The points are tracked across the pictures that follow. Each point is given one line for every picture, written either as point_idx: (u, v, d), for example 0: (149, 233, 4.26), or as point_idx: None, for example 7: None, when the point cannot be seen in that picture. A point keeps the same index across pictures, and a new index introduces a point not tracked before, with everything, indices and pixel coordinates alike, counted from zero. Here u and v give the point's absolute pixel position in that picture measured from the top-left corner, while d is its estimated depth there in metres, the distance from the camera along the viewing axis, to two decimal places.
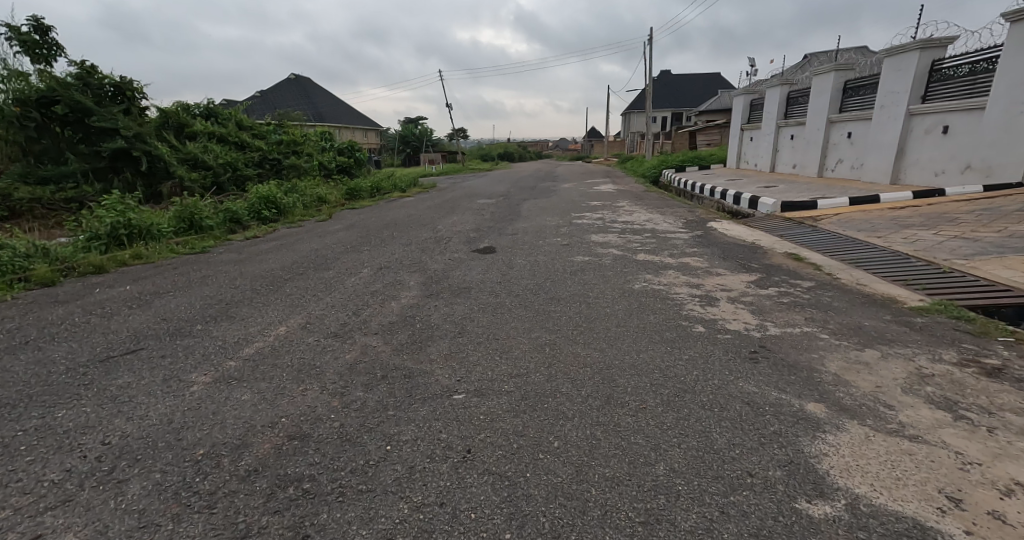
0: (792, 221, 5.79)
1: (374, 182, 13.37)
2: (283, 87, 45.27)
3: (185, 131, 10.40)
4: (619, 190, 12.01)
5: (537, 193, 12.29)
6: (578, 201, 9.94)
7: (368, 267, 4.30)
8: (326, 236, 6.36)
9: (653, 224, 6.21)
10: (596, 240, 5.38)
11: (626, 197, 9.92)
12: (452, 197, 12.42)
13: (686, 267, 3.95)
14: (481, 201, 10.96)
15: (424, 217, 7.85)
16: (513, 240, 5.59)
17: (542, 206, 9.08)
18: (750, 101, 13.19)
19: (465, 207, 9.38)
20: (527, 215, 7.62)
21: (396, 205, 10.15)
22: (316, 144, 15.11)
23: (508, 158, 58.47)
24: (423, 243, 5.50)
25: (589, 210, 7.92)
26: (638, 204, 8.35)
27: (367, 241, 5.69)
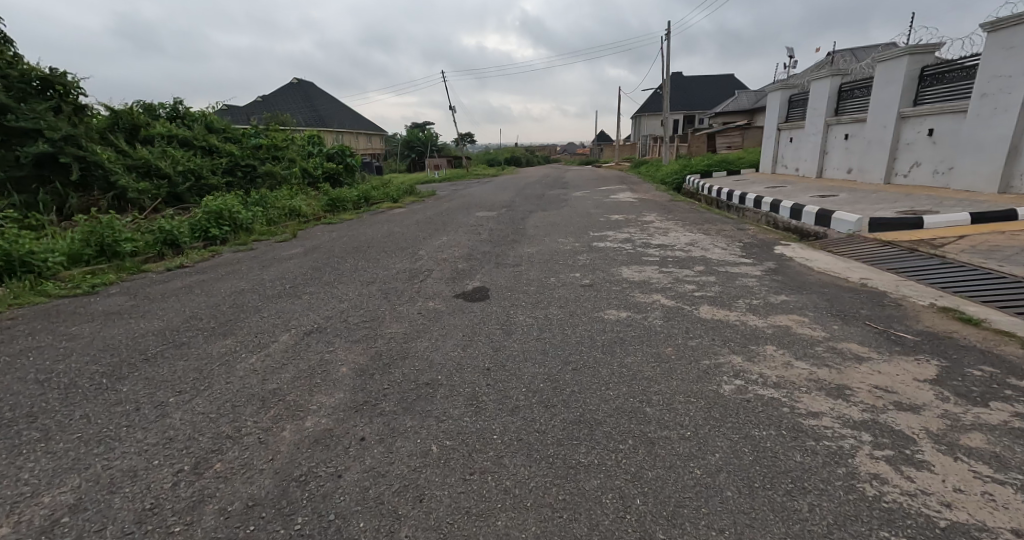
0: (894, 246, 4.29)
1: (363, 191, 12.07)
2: (285, 92, 44.38)
3: (139, 135, 9.17)
4: (640, 199, 10.51)
5: (546, 203, 10.83)
6: (594, 214, 8.47)
7: (298, 328, 2.88)
8: (274, 265, 4.96)
9: (700, 250, 4.74)
10: (629, 276, 3.94)
11: (653, 209, 8.42)
12: (450, 208, 10.98)
13: (789, 337, 2.48)
14: (481, 214, 9.55)
15: (410, 238, 6.44)
16: (516, 275, 4.16)
17: (552, 222, 7.61)
18: (788, 98, 11.69)
19: (461, 223, 7.90)
20: (536, 234, 6.17)
21: (383, 220, 8.73)
22: (301, 151, 14.10)
23: (515, 163, 57.04)
24: (396, 280, 4.08)
25: (611, 227, 6.46)
26: (669, 220, 6.86)
27: (321, 276, 4.27)
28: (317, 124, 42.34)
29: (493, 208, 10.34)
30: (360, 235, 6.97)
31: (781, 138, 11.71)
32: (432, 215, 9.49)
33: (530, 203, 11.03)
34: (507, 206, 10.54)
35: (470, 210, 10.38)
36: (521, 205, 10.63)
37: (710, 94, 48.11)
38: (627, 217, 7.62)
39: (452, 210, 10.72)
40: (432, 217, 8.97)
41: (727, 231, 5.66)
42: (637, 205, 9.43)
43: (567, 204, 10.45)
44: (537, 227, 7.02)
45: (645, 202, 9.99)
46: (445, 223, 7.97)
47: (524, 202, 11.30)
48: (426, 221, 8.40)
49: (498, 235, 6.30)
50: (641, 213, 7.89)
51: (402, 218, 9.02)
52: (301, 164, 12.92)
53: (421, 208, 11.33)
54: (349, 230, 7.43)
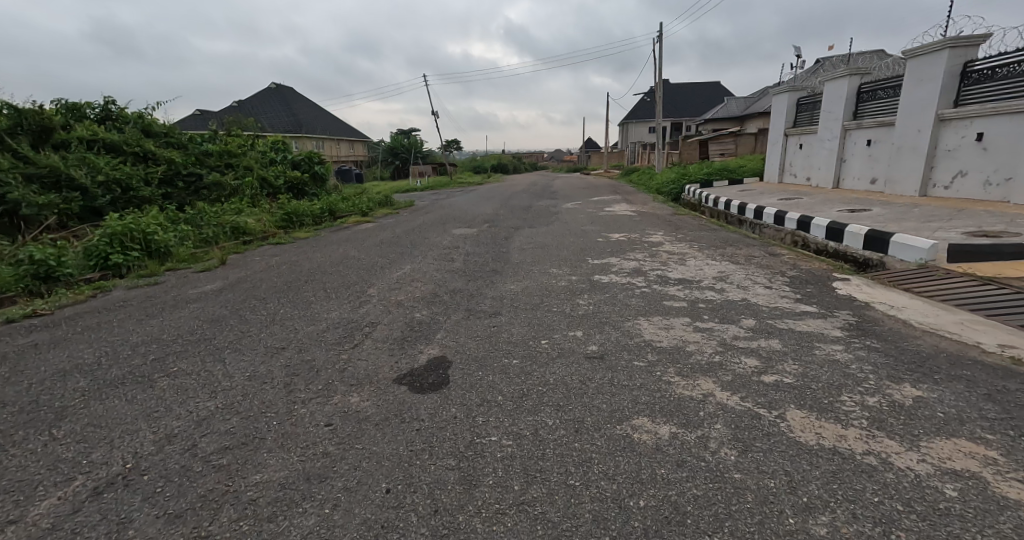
0: (1003, 287, 3.17)
1: (328, 204, 10.85)
2: (262, 97, 42.98)
3: (49, 140, 8.13)
4: (638, 214, 9.44)
5: (534, 217, 9.67)
6: (590, 232, 7.33)
7: (90, 476, 1.62)
8: (168, 310, 3.72)
9: (736, 291, 3.61)
10: (652, 340, 2.75)
11: (656, 227, 7.34)
12: (424, 223, 9.77)
13: (1000, 517, 1.30)
14: (459, 230, 8.38)
15: (365, 267, 5.22)
16: (491, 336, 2.98)
17: (540, 243, 6.44)
18: (796, 101, 10.71)
19: (434, 243, 6.71)
20: (521, 263, 5.00)
21: (342, 239, 7.50)
22: (262, 158, 12.86)
23: (502, 170, 56.01)
24: (320, 346, 2.85)
25: (613, 252, 5.34)
26: (681, 243, 5.74)
27: (216, 335, 3.06)
28: (295, 130, 40.95)
29: (473, 223, 9.14)
30: (309, 261, 5.75)
31: (789, 145, 10.72)
32: (402, 232, 8.28)
33: (516, 217, 9.87)
34: (490, 221, 9.37)
35: (448, 225, 9.19)
36: (507, 220, 9.47)
37: (697, 101, 47.68)
38: (628, 238, 6.50)
39: (426, 224, 9.51)
40: (401, 235, 7.76)
41: (760, 261, 4.54)
42: (636, 221, 8.34)
43: (558, 219, 9.31)
44: (522, 251, 5.82)
45: (644, 217, 8.90)
46: (413, 243, 6.78)
47: (510, 216, 10.16)
48: (393, 240, 7.18)
49: (474, 264, 5.12)
50: (645, 234, 6.76)
51: (366, 236, 7.78)
52: (258, 172, 11.68)
53: (391, 222, 10.09)
54: (297, 255, 6.20)
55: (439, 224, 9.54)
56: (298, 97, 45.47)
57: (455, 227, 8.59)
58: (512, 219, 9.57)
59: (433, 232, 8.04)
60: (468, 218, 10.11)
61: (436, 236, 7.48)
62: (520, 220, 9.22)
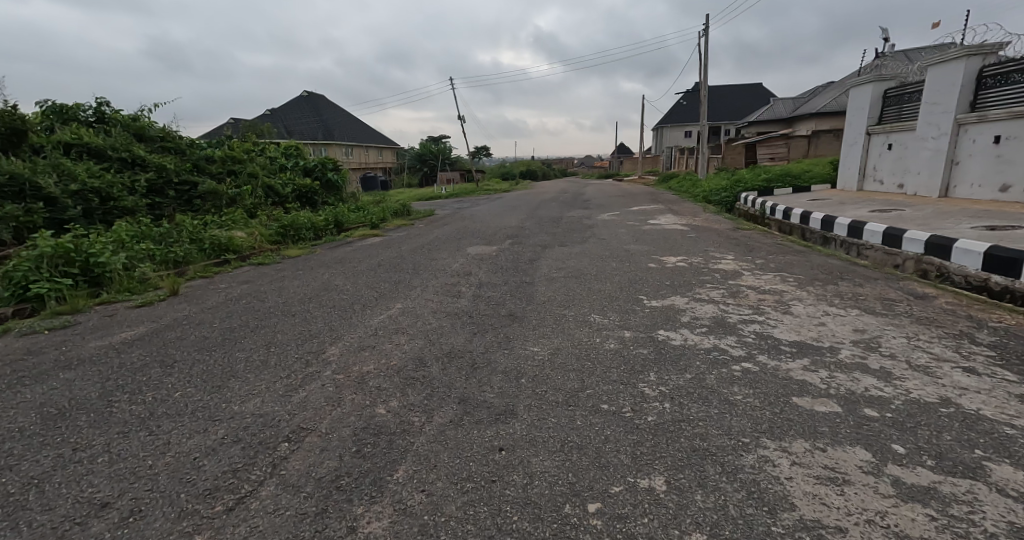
0: None
1: (335, 216, 9.77)
2: (293, 105, 43.17)
3: (25, 144, 7.26)
4: (690, 229, 7.94)
5: (568, 232, 8.34)
6: (637, 254, 5.94)
7: None
8: (30, 380, 2.55)
9: (913, 377, 2.18)
10: (823, 522, 1.38)
11: (719, 249, 5.92)
12: (441, 238, 8.59)
13: None
14: (477, 248, 7.15)
15: (344, 306, 3.96)
16: (495, 485, 1.63)
17: (578, 270, 5.08)
18: (885, 92, 9.56)
19: (444, 268, 5.48)
20: (552, 309, 3.67)
21: (338, 260, 6.37)
22: (271, 165, 11.93)
23: (531, 177, 54.87)
24: (177, 501, 1.55)
25: (675, 292, 3.97)
26: (767, 277, 4.30)
27: (39, 452, 1.82)
28: (324, 137, 40.84)
29: (494, 240, 7.86)
30: (283, 292, 4.55)
31: (871, 145, 9.66)
32: (411, 250, 7.07)
33: (545, 231, 8.54)
34: (515, 236, 8.08)
35: (467, 241, 7.94)
36: (535, 235, 8.15)
37: (737, 104, 45.53)
38: (690, 266, 5.07)
39: (442, 240, 8.29)
40: (409, 255, 6.54)
41: (908, 311, 3.06)
42: (691, 239, 6.87)
43: (596, 234, 7.92)
44: (554, 284, 4.47)
45: (700, 232, 7.41)
46: (419, 268, 5.55)
47: (540, 230, 8.84)
48: (397, 263, 5.95)
49: (490, 307, 3.81)
50: (710, 260, 5.33)
51: (368, 256, 6.59)
52: (263, 180, 10.68)
53: (402, 237, 8.92)
54: (275, 283, 5.01)
55: (457, 239, 8.30)
56: (328, 105, 45.53)
57: (474, 245, 7.32)
58: (541, 233, 8.26)
59: (446, 252, 6.80)
60: (490, 233, 8.85)
61: (449, 257, 6.23)
62: (550, 236, 7.89)
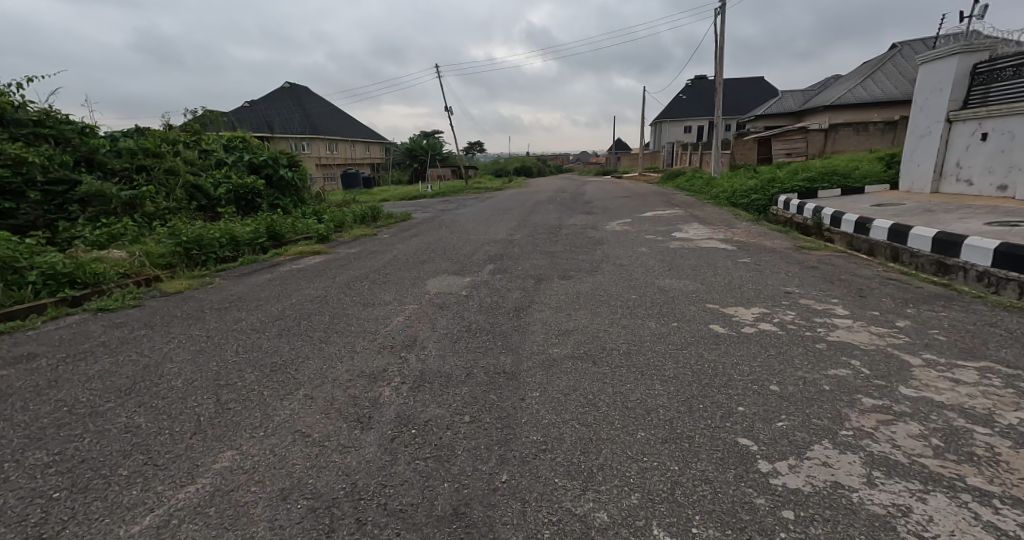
0: None
1: (267, 225, 7.60)
2: (274, 97, 40.82)
3: None
4: (737, 250, 5.91)
5: (571, 252, 6.31)
6: (681, 299, 3.92)
7: None
8: None
9: None
10: None
11: (804, 292, 3.93)
12: (405, 258, 6.56)
13: None
14: (449, 279, 5.14)
15: (103, 461, 1.82)
16: None
17: (598, 344, 3.03)
18: (973, 68, 8.12)
19: (380, 329, 3.43)
20: (556, 498, 1.62)
21: (232, 301, 4.29)
22: (205, 162, 9.73)
23: (526, 173, 53.02)
24: None
25: (810, 427, 1.94)
26: (964, 376, 2.27)
27: None
28: (306, 132, 38.63)
29: (473, 264, 5.84)
30: (49, 395, 2.42)
31: (953, 135, 8.24)
32: (351, 282, 5.02)
33: (540, 250, 6.51)
34: (500, 259, 6.04)
35: (437, 265, 5.90)
36: (527, 257, 6.12)
37: (739, 99, 43.77)
38: (786, 333, 3.03)
39: (403, 262, 6.24)
40: (345, 294, 4.48)
41: None
42: (747, 269, 4.86)
43: (611, 257, 5.87)
44: (557, 387, 2.45)
45: (754, 258, 5.41)
46: (341, 327, 3.48)
47: (534, 247, 6.82)
48: (317, 312, 3.88)
49: (420, 478, 1.73)
50: (811, 317, 3.28)
51: (281, 295, 4.48)
52: (185, 177, 8.44)
53: (349, 258, 6.84)
54: (72, 362, 2.86)
55: (423, 261, 6.25)
56: (311, 97, 43.21)
57: (444, 275, 5.26)
58: (535, 254, 6.25)
59: (397, 288, 4.73)
60: (469, 252, 6.80)
61: (397, 302, 4.16)
62: (548, 260, 5.86)
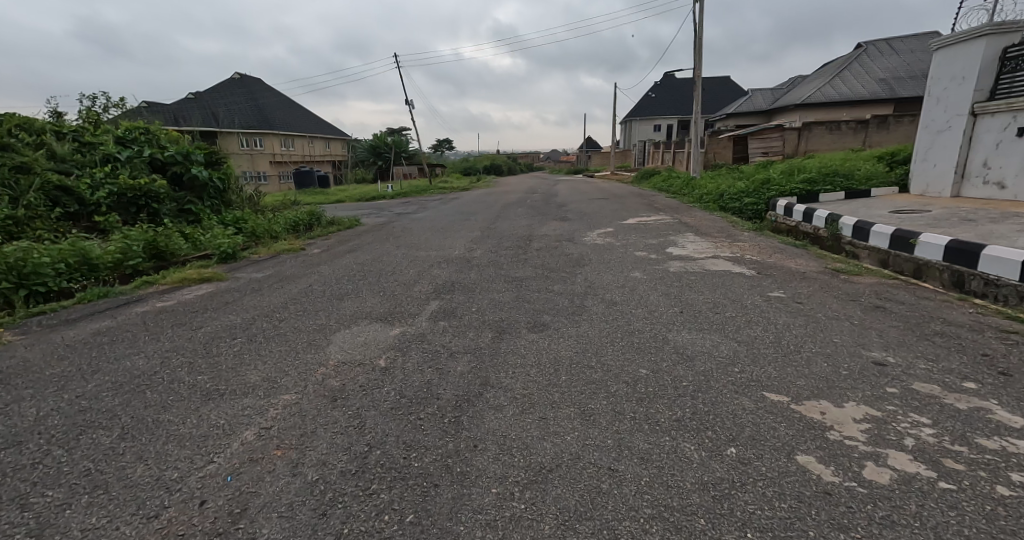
0: None
1: (145, 241, 5.87)
2: (223, 89, 38.14)
3: None
4: (759, 278, 4.58)
5: (545, 282, 4.86)
6: (720, 379, 2.51)
7: None
8: None
9: None
10: None
11: (902, 363, 2.56)
12: (328, 287, 4.99)
13: None
14: (375, 328, 3.62)
15: None
16: None
17: (603, 526, 1.58)
18: (1002, 52, 7.03)
19: (199, 467, 1.88)
20: None
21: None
22: (88, 159, 8.16)
23: (496, 171, 51.66)
24: None
25: None
26: None
27: None
28: (258, 127, 36.15)
29: (415, 301, 4.34)
30: None
31: (978, 130, 7.15)
32: (222, 335, 3.43)
33: (504, 280, 5.02)
34: (450, 295, 4.52)
35: (364, 302, 4.34)
36: (487, 291, 4.62)
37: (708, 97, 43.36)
38: (952, 485, 1.62)
39: (321, 295, 4.66)
40: (197, 364, 2.89)
41: None
42: (790, 314, 3.49)
43: (598, 290, 4.43)
44: None
45: (787, 291, 4.09)
46: (119, 465, 1.87)
47: (497, 273, 5.33)
48: (113, 413, 2.28)
49: None
50: (967, 434, 1.89)
51: (93, 365, 2.87)
52: (44, 176, 6.80)
53: (254, 285, 5.23)
54: None
55: (348, 293, 4.68)
56: (264, 90, 40.62)
57: (367, 324, 3.71)
58: (497, 286, 4.77)
59: (283, 350, 3.16)
60: (415, 277, 5.29)
61: (267, 386, 2.60)
62: (513, 297, 4.38)
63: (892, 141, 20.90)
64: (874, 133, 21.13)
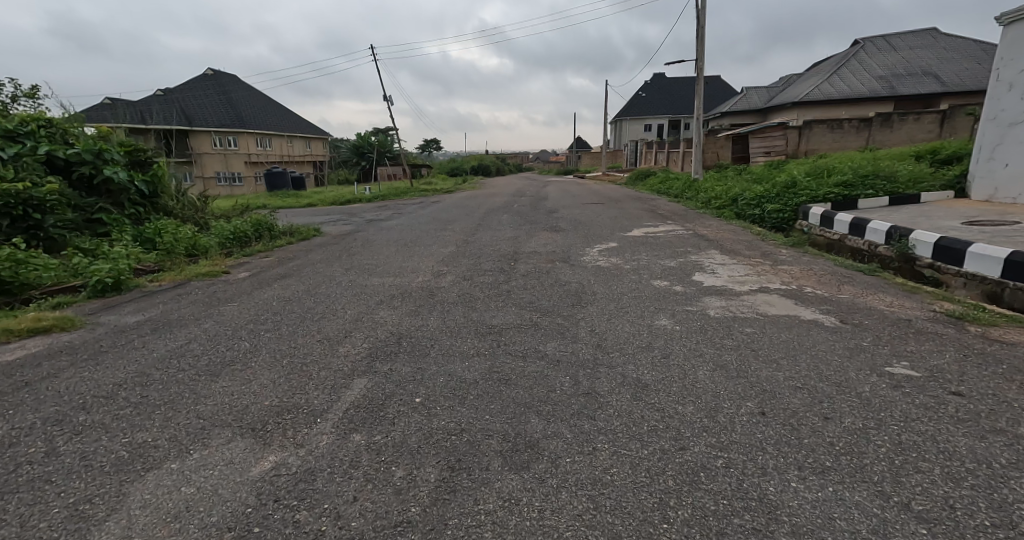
0: None
1: None
2: (194, 86, 36.19)
3: None
4: (846, 332, 3.13)
5: (533, 341, 3.33)
6: None
7: None
8: None
9: None
10: None
11: None
12: (221, 343, 3.47)
13: None
14: (238, 447, 2.12)
15: None
16: None
17: None
18: None
19: None
20: None
21: None
22: None
23: (484, 172, 50.33)
24: None
25: None
26: None
27: None
28: (231, 126, 34.24)
29: (334, 378, 2.84)
30: None
31: None
32: None
33: (475, 337, 3.49)
34: (389, 368, 2.98)
35: (251, 381, 2.79)
36: (445, 359, 3.08)
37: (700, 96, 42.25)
38: None
39: (195, 362, 3.09)
40: None
41: None
42: (956, 425, 2.01)
43: (614, 364, 2.91)
44: None
45: (908, 362, 2.63)
46: None
47: (467, 323, 3.78)
48: None
49: None
50: None
51: None
52: None
53: (115, 337, 3.67)
54: None
55: (237, 360, 3.11)
56: (239, 86, 38.68)
57: (226, 440, 2.15)
58: (464, 350, 3.23)
59: (3, 538, 1.58)
60: (354, 327, 3.80)
61: None
62: (485, 377, 2.84)
63: (899, 140, 19.67)
64: (880, 132, 19.91)
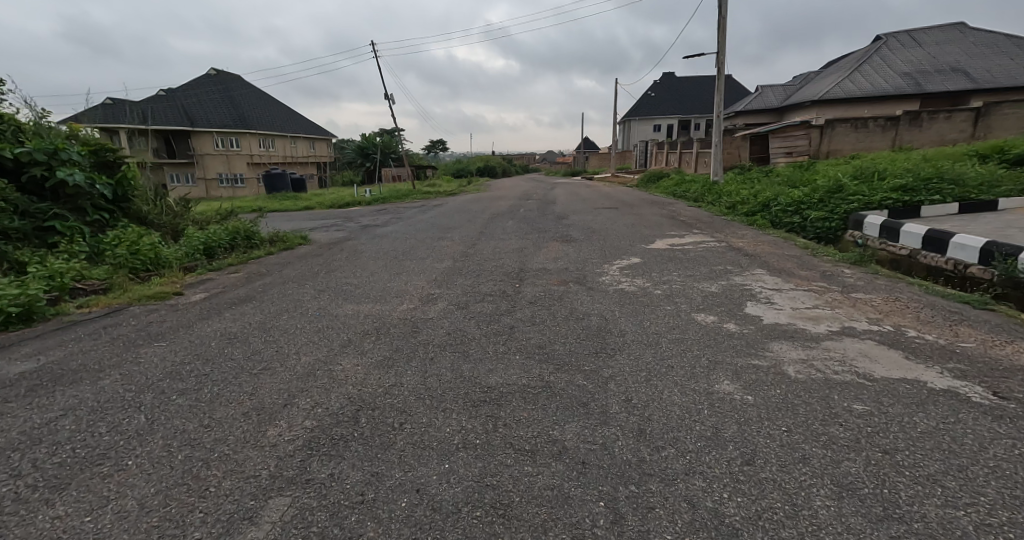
0: None
1: None
2: (195, 85, 35.50)
3: None
4: (1014, 420, 2.09)
5: (545, 423, 2.33)
6: None
7: None
8: None
9: None
10: None
11: None
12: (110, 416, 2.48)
13: None
14: None
15: None
16: None
17: None
18: None
19: None
20: None
21: None
22: None
23: (490, 173, 49.42)
24: None
25: None
26: None
27: None
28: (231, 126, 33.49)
29: (240, 497, 1.85)
30: None
31: None
32: None
33: (464, 411, 2.48)
34: (330, 474, 1.99)
35: (114, 503, 1.81)
36: (418, 457, 2.09)
37: None
38: None
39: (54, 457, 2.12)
40: None
41: None
42: None
43: (671, 476, 1.91)
44: None
45: None
46: None
47: (455, 384, 2.79)
48: None
49: None
50: None
51: None
52: None
53: None
54: None
55: (115, 454, 2.13)
56: (241, 86, 37.97)
57: None
58: (447, 438, 2.24)
59: None
60: (302, 387, 2.80)
61: None
62: (471, 501, 1.85)
63: (927, 140, 18.39)
64: (909, 132, 18.69)
